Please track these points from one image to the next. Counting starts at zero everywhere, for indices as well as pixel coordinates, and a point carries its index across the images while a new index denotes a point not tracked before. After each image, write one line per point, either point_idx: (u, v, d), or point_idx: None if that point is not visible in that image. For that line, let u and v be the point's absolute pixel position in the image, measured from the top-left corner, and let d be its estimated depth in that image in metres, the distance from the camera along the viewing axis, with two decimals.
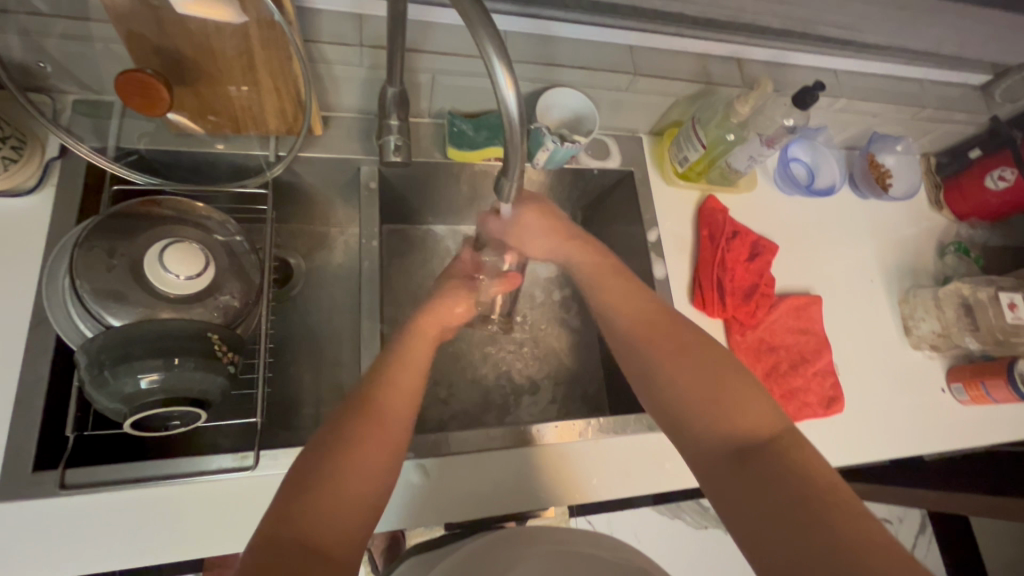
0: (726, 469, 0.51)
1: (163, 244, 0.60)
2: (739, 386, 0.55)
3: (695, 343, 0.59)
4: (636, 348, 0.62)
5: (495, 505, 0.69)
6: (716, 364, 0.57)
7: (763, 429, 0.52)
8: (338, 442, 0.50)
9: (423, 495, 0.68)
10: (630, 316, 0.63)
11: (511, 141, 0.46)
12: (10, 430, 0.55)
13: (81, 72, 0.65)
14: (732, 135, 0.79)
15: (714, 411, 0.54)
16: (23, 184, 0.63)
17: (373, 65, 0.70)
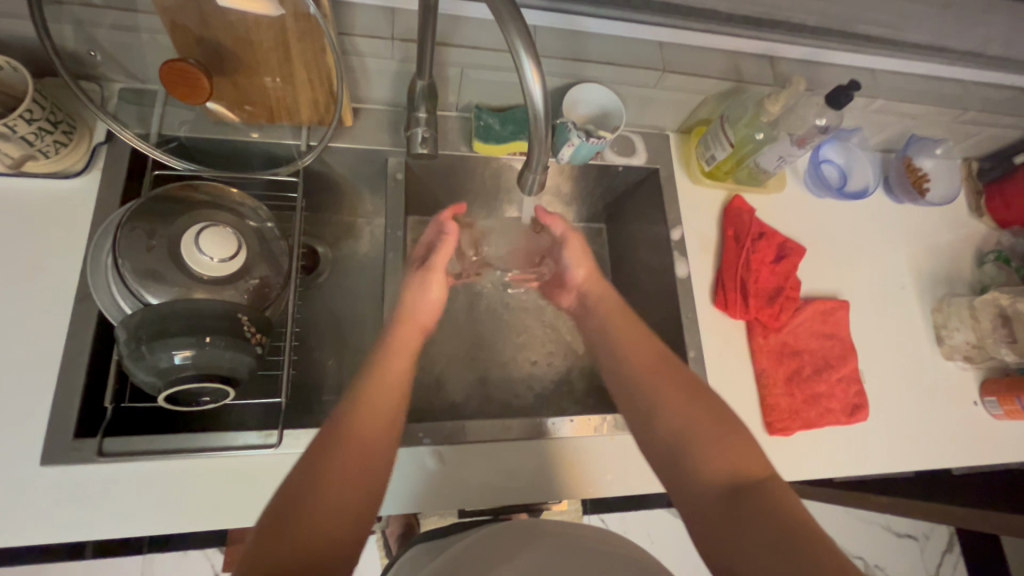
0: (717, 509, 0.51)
1: (201, 228, 0.62)
2: (732, 428, 0.55)
3: (689, 380, 0.60)
4: (631, 384, 0.61)
5: (508, 497, 0.70)
6: (709, 404, 0.57)
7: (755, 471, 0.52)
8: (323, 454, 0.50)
9: (435, 483, 0.69)
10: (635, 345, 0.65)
11: (534, 136, 0.47)
12: (55, 398, 0.59)
13: (128, 60, 0.68)
14: (761, 134, 0.78)
15: (708, 450, 0.54)
16: (71, 167, 0.66)
17: (404, 58, 0.71)
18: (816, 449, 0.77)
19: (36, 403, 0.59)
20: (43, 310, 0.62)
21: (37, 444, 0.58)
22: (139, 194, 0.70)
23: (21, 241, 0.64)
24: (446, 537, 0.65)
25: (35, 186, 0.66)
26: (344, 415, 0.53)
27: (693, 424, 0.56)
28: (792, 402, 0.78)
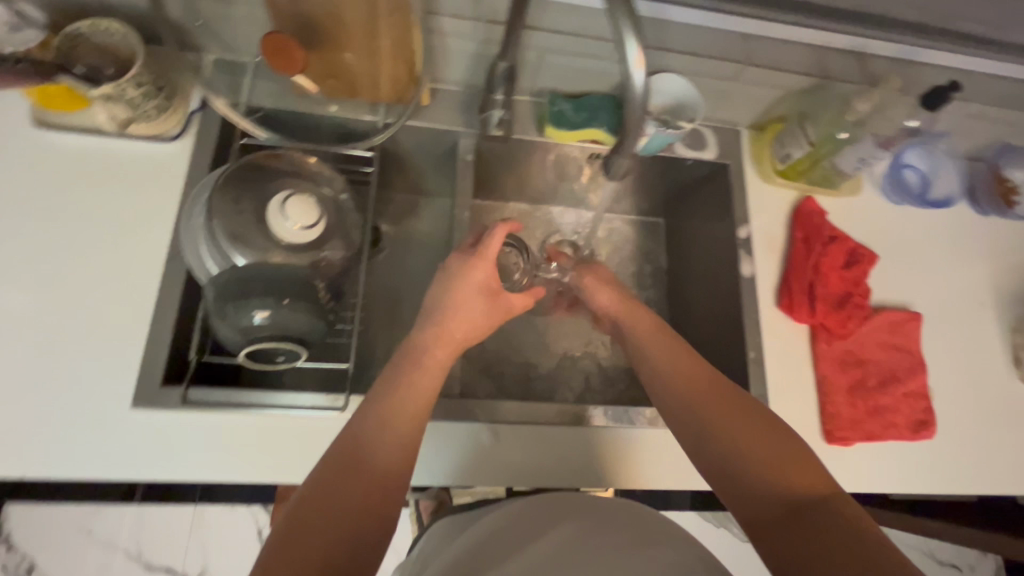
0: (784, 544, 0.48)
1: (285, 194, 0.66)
2: (782, 449, 0.53)
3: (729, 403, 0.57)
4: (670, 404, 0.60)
5: (552, 479, 0.71)
6: (756, 428, 0.55)
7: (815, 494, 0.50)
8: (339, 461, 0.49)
9: (488, 461, 0.70)
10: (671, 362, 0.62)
11: (630, 117, 0.48)
12: (147, 346, 0.63)
13: (224, 32, 0.71)
14: (844, 134, 0.76)
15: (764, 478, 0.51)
16: (167, 131, 0.70)
17: (485, 39, 0.71)
18: (874, 461, 0.75)
19: (128, 350, 0.63)
20: (137, 266, 0.66)
21: (128, 388, 0.62)
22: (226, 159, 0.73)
23: (118, 199, 0.68)
24: (481, 508, 0.66)
25: (133, 148, 0.70)
26: (365, 413, 0.53)
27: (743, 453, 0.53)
28: (853, 412, 0.75)
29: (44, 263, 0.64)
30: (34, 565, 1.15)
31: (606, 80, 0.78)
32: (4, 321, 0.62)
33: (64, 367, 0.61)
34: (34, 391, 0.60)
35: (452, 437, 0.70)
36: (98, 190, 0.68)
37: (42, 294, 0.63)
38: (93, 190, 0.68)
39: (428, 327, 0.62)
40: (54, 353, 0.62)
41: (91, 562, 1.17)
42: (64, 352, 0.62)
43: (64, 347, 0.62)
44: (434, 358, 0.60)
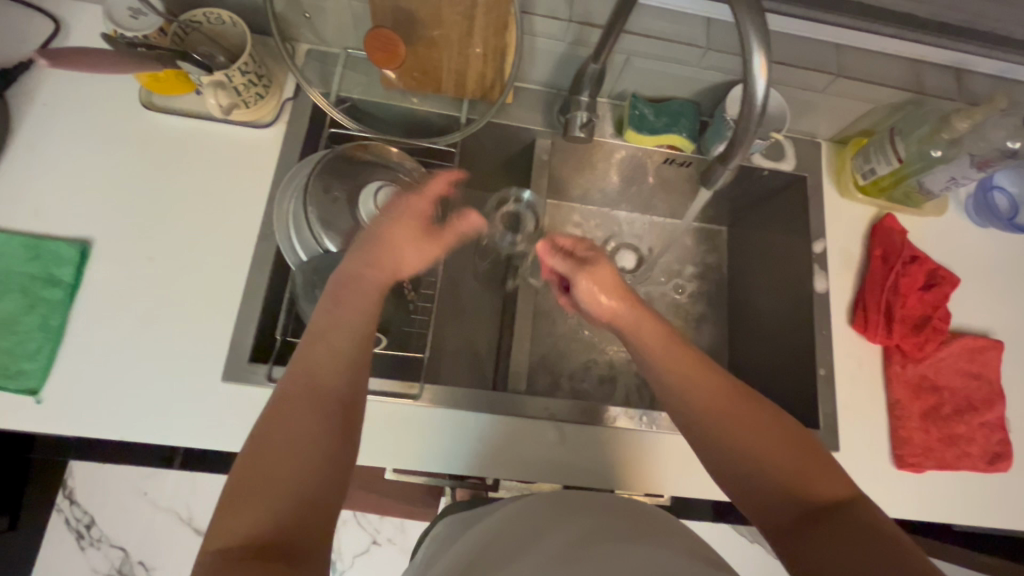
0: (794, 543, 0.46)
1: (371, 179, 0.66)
2: (788, 440, 0.49)
3: (728, 388, 0.53)
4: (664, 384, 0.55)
5: (610, 481, 0.71)
6: (765, 416, 0.51)
7: (830, 493, 0.46)
8: (297, 401, 0.47)
9: (550, 460, 0.70)
10: (649, 351, 0.57)
11: (740, 128, 0.51)
12: (237, 323, 0.66)
13: (321, 24, 0.73)
14: (938, 152, 0.73)
15: (769, 470, 0.48)
16: (262, 118, 0.73)
17: (575, 41, 0.71)
18: (945, 490, 0.73)
19: (221, 325, 0.66)
20: (227, 244, 0.69)
21: (219, 362, 0.65)
22: (314, 147, 0.75)
23: (213, 179, 0.71)
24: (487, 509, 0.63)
25: (230, 132, 0.73)
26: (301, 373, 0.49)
27: (744, 442, 0.50)
28: (926, 438, 0.73)
29: (146, 237, 0.68)
30: (94, 520, 1.22)
31: (690, 86, 0.77)
32: (110, 290, 0.65)
33: (160, 336, 0.65)
34: (134, 357, 0.63)
35: (516, 431, 0.71)
36: (195, 171, 0.71)
37: (142, 267, 0.66)
38: (192, 170, 0.71)
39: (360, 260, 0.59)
40: (150, 324, 0.65)
41: (146, 521, 1.23)
42: (159, 323, 0.65)
43: (161, 318, 0.65)
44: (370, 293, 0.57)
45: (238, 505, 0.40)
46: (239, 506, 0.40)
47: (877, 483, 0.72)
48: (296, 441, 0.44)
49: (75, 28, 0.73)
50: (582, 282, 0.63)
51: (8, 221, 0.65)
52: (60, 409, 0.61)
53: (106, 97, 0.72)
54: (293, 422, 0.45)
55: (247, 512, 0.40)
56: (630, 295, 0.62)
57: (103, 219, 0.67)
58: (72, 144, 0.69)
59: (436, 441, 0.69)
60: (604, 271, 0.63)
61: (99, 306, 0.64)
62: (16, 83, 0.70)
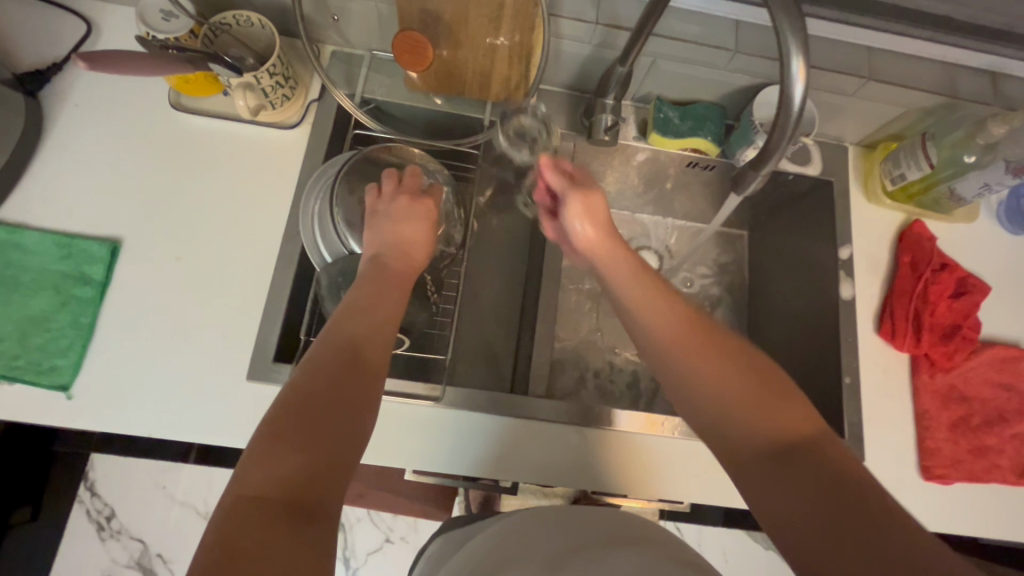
0: (753, 477, 0.43)
1: (396, 185, 0.66)
2: (753, 371, 0.48)
3: (691, 316, 0.52)
4: (628, 309, 0.55)
5: (628, 486, 0.69)
6: (746, 365, 0.48)
7: (793, 425, 0.44)
8: (336, 361, 0.48)
9: (568, 464, 0.69)
10: (628, 291, 0.56)
11: (776, 133, 0.51)
12: (262, 322, 0.66)
13: (347, 25, 0.74)
14: (972, 157, 0.71)
15: (731, 398, 0.47)
16: (287, 119, 0.73)
17: (600, 43, 0.71)
18: (974, 504, 0.71)
19: (246, 324, 0.67)
20: (253, 244, 0.69)
21: (244, 360, 0.65)
22: (338, 148, 0.76)
23: (238, 179, 0.72)
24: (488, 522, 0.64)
25: (256, 133, 0.74)
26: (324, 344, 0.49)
27: (707, 369, 0.48)
28: (954, 449, 0.72)
29: (174, 236, 0.68)
30: (115, 512, 1.22)
31: (715, 89, 0.77)
32: (139, 288, 0.66)
33: (187, 334, 0.65)
34: (160, 354, 0.64)
35: (534, 433, 0.70)
36: (220, 172, 0.72)
37: (169, 265, 0.67)
38: (219, 170, 0.72)
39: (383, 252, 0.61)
40: (176, 322, 0.66)
41: (162, 514, 1.24)
42: (185, 321, 0.66)
43: (187, 316, 0.66)
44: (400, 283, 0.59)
45: (276, 448, 0.40)
46: (270, 450, 0.40)
47: (903, 494, 0.70)
48: (335, 401, 0.45)
49: (105, 28, 0.74)
50: (572, 204, 0.60)
51: (40, 219, 0.67)
52: (89, 405, 0.62)
53: (135, 97, 0.73)
54: (335, 383, 0.46)
55: (285, 457, 0.39)
56: (611, 233, 0.60)
57: (131, 217, 0.68)
58: (102, 144, 0.71)
59: (455, 443, 0.69)
60: (587, 196, 0.60)
61: (128, 303, 0.65)
62: (48, 83, 0.71)
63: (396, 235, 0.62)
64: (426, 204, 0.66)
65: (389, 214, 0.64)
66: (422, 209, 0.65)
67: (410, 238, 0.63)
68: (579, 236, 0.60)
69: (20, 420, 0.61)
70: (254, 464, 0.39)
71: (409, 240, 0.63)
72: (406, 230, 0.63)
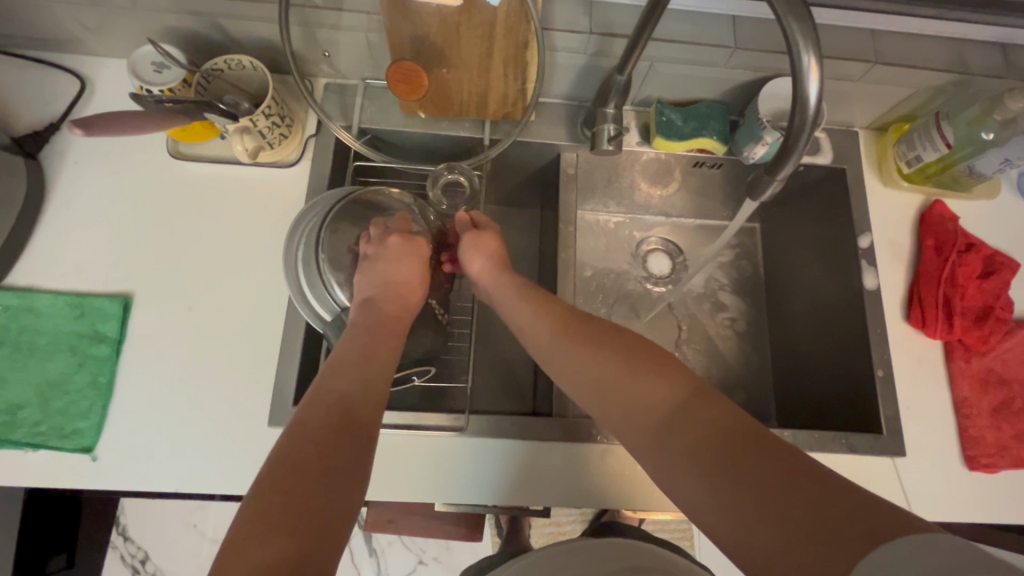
0: (651, 449, 0.48)
1: (386, 229, 0.67)
2: (626, 352, 0.53)
3: (568, 314, 0.58)
4: (514, 314, 0.61)
5: (650, 502, 0.67)
6: (630, 357, 0.53)
7: (674, 393, 0.49)
8: (324, 419, 0.47)
9: (585, 489, 0.67)
10: (524, 304, 0.61)
11: (791, 132, 0.49)
12: (278, 367, 0.65)
13: (338, 57, 0.73)
14: (989, 134, 0.68)
15: (613, 379, 0.52)
16: (287, 157, 0.73)
17: (596, 52, 0.70)
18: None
19: (261, 369, 0.66)
20: (261, 285, 0.69)
21: (263, 406, 0.64)
22: (338, 180, 0.75)
23: (242, 223, 0.71)
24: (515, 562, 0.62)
25: (256, 173, 0.73)
26: (319, 390, 0.50)
27: (587, 360, 0.54)
28: (999, 436, 0.69)
29: (183, 287, 0.68)
30: (148, 554, 1.22)
31: (716, 87, 0.75)
32: (153, 342, 0.66)
33: (204, 386, 0.65)
34: (176, 407, 0.64)
35: (552, 455, 0.68)
36: (223, 217, 0.71)
37: (179, 316, 0.67)
38: (223, 215, 0.71)
39: (385, 294, 0.62)
40: (190, 372, 0.65)
41: (194, 552, 1.23)
42: (200, 371, 0.65)
43: (202, 368, 0.65)
44: (399, 326, 0.60)
45: (260, 534, 0.39)
46: (256, 537, 0.39)
47: (948, 488, 0.68)
48: (321, 457, 0.45)
49: (100, 83, 0.74)
50: (464, 242, 0.67)
51: (51, 280, 0.67)
52: (113, 466, 0.61)
53: (134, 149, 0.73)
54: (319, 451, 0.45)
55: (266, 543, 0.39)
56: (500, 261, 0.66)
57: (140, 271, 0.68)
58: (106, 199, 0.70)
59: (479, 473, 0.67)
60: (470, 236, 0.66)
61: (144, 358, 0.65)
62: (48, 142, 0.71)
63: (394, 278, 0.63)
64: (420, 242, 0.66)
65: (381, 259, 0.64)
66: (412, 248, 0.65)
67: (404, 279, 0.64)
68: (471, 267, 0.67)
69: (47, 485, 0.61)
70: (235, 559, 0.38)
71: (404, 283, 0.64)
72: (402, 272, 0.64)
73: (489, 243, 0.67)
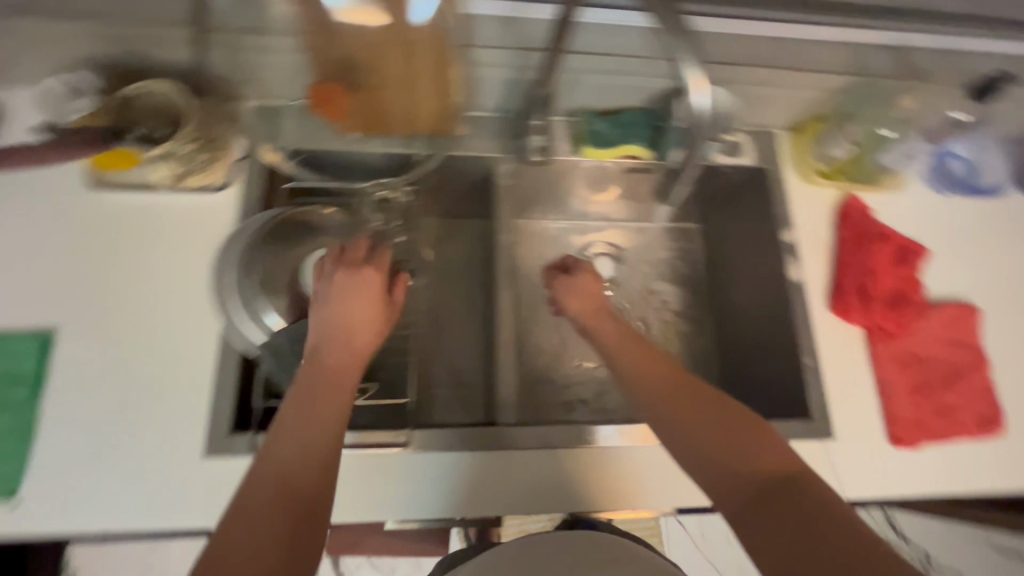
0: (750, 521, 0.47)
1: (339, 257, 0.65)
2: (731, 415, 0.53)
3: (678, 371, 0.58)
4: (618, 360, 0.61)
5: (601, 502, 0.69)
6: (735, 421, 0.52)
7: (784, 468, 0.49)
8: (265, 496, 0.45)
9: (542, 497, 0.68)
10: (637, 357, 0.60)
11: (685, 137, 0.51)
12: (213, 396, 0.64)
13: (263, 80, 0.72)
14: (885, 130, 0.81)
15: (721, 442, 0.51)
16: (214, 182, 0.71)
17: (519, 67, 0.72)
18: (946, 463, 0.72)
19: (195, 400, 0.64)
20: (193, 314, 0.67)
21: (198, 438, 0.63)
22: (271, 203, 0.74)
23: (171, 252, 0.70)
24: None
25: (184, 200, 0.72)
26: (260, 460, 0.48)
27: (692, 421, 0.53)
28: (918, 413, 0.74)
29: (107, 322, 0.66)
30: None
31: (639, 95, 0.78)
32: (76, 381, 0.63)
33: (135, 422, 0.63)
34: (105, 446, 0.61)
35: (500, 463, 0.69)
36: (151, 246, 0.69)
37: (107, 352, 0.65)
38: (151, 245, 0.69)
39: (334, 336, 0.58)
40: (119, 408, 0.63)
41: None
42: (130, 407, 0.63)
43: (133, 403, 0.63)
44: (350, 374, 0.56)
45: None
46: None
47: (876, 465, 0.72)
48: (256, 541, 0.42)
49: None
50: (564, 288, 0.69)
51: None
52: (37, 513, 0.58)
53: (52, 182, 0.70)
54: (253, 534, 0.43)
55: None
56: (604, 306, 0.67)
57: (63, 308, 0.66)
58: (23, 235, 0.68)
59: (428, 488, 0.67)
60: (586, 281, 0.70)
61: (67, 398, 0.63)
62: None
63: (345, 314, 0.60)
64: (369, 273, 0.64)
65: (327, 296, 0.61)
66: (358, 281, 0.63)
67: (354, 316, 0.60)
68: (567, 306, 0.68)
69: None
70: None
71: (353, 321, 0.60)
72: (357, 307, 0.61)
73: (589, 289, 0.69)
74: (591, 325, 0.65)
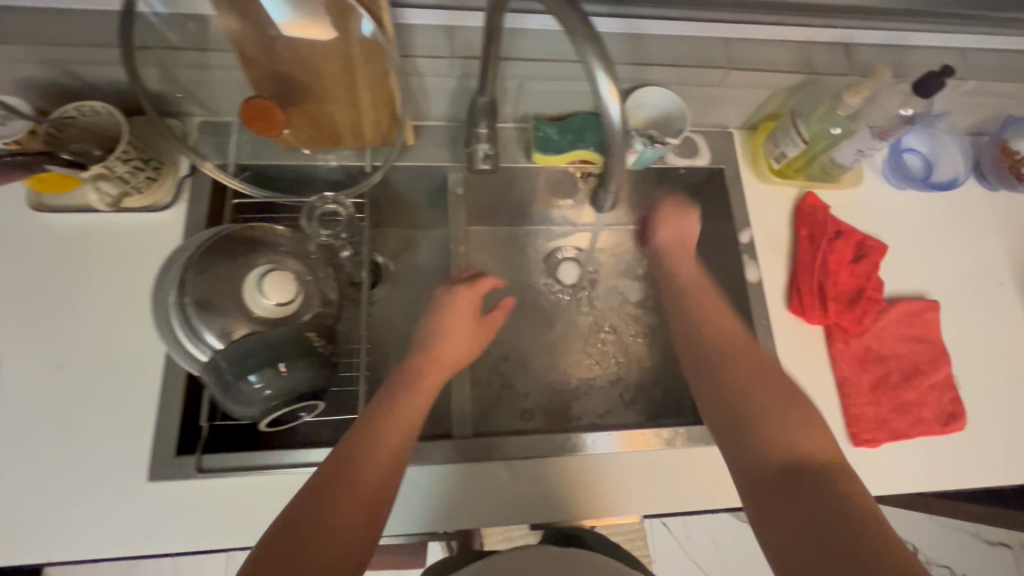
0: (765, 486, 0.51)
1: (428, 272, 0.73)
2: (783, 399, 0.57)
3: (753, 353, 0.62)
4: (692, 328, 0.67)
5: (562, 513, 0.67)
6: (786, 405, 0.57)
7: (821, 454, 0.53)
8: (332, 481, 0.50)
9: (501, 508, 0.67)
10: (719, 330, 0.65)
11: (612, 144, 0.51)
12: (158, 419, 0.63)
13: (205, 96, 0.71)
14: (837, 129, 0.75)
15: (765, 416, 0.56)
16: (160, 201, 0.71)
17: (463, 75, 0.72)
18: (908, 462, 0.72)
19: (142, 424, 0.63)
20: (140, 336, 0.67)
21: (144, 462, 0.62)
22: (219, 220, 0.73)
23: (117, 273, 0.69)
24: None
25: (131, 220, 0.71)
26: (340, 446, 0.54)
27: (746, 395, 0.58)
28: (878, 411, 0.73)
29: (52, 347, 0.65)
30: None
31: (589, 99, 0.77)
32: (19, 407, 0.62)
33: (79, 448, 0.62)
34: (48, 474, 0.60)
35: (456, 477, 0.68)
36: (97, 268, 0.69)
37: (50, 377, 0.64)
38: (96, 267, 0.69)
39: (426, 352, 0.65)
40: (63, 435, 0.62)
41: None
42: (73, 433, 0.62)
43: (77, 429, 0.62)
44: (428, 385, 0.61)
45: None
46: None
47: None
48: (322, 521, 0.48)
49: None
50: (665, 230, 0.76)
51: None
52: None
53: None
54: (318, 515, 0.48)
55: None
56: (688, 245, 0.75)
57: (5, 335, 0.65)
58: None
59: None
60: (676, 231, 0.76)
61: (10, 425, 0.62)
62: None
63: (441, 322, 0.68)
64: (464, 291, 0.71)
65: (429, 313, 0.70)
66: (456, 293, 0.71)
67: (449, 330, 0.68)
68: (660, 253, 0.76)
69: None
70: None
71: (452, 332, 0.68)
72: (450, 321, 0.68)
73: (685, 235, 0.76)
74: (674, 270, 0.73)
